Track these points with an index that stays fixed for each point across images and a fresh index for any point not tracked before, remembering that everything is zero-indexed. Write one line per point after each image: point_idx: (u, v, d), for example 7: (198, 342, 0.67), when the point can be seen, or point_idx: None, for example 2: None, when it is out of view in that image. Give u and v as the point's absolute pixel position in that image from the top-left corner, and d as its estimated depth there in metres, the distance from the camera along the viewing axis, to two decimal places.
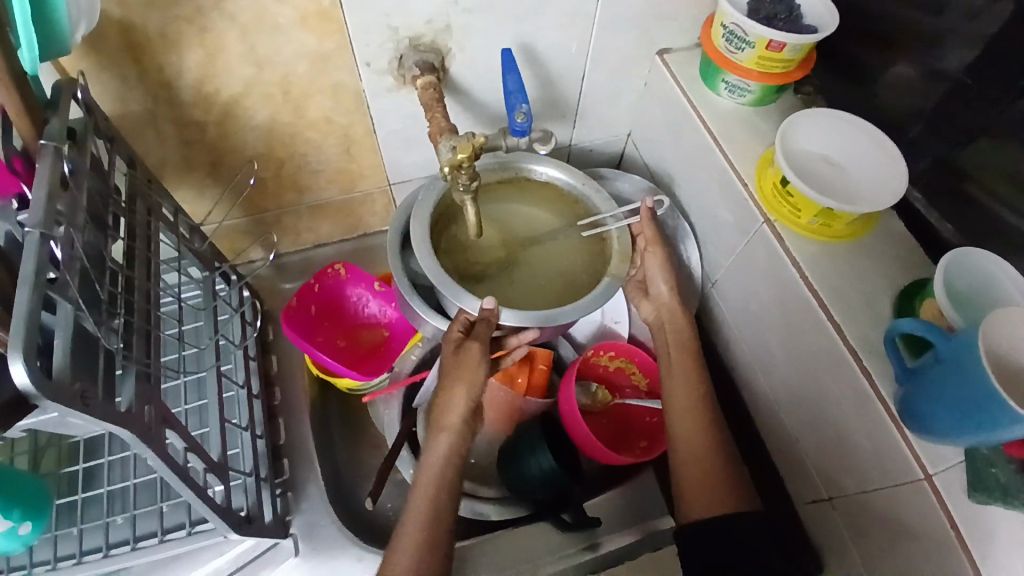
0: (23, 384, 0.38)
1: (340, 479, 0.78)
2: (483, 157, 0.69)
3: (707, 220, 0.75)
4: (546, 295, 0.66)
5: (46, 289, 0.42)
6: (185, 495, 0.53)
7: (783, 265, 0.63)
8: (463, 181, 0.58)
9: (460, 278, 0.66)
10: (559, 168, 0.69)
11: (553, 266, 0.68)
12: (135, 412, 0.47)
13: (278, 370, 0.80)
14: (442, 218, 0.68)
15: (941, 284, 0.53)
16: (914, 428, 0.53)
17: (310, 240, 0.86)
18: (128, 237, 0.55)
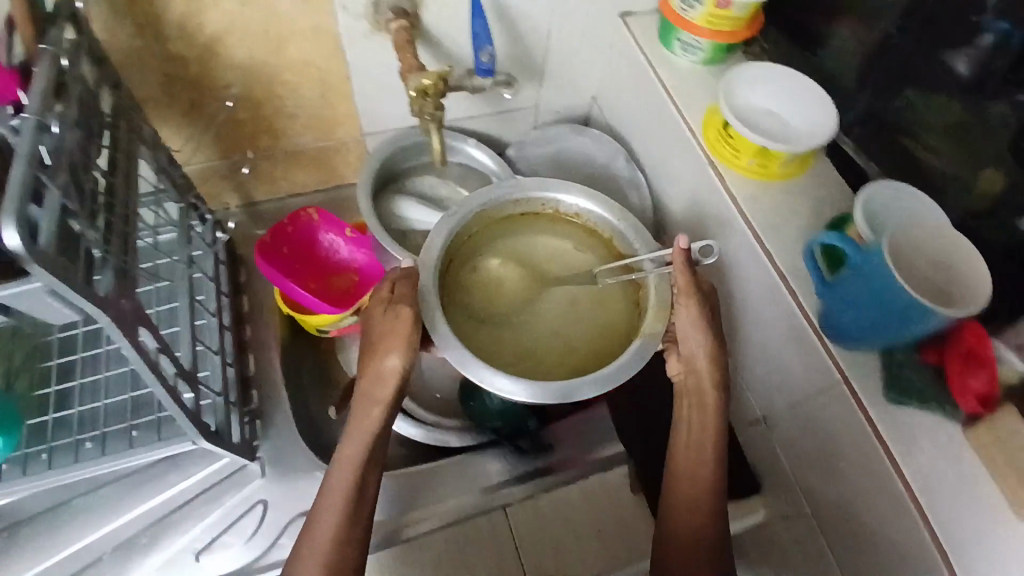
0: (14, 249, 0.41)
1: (310, 413, 0.81)
2: (508, 190, 0.71)
3: (663, 171, 0.80)
4: (570, 341, 0.68)
5: (38, 171, 0.46)
6: (155, 389, 0.56)
7: (724, 202, 0.69)
8: (428, 108, 0.63)
9: (480, 318, 0.68)
10: (591, 200, 0.72)
11: (578, 318, 0.69)
12: (113, 298, 0.50)
13: (249, 309, 0.83)
14: (466, 249, 0.71)
15: (862, 211, 0.59)
16: (831, 333, 0.59)
17: (285, 189, 0.89)
18: (113, 149, 0.59)
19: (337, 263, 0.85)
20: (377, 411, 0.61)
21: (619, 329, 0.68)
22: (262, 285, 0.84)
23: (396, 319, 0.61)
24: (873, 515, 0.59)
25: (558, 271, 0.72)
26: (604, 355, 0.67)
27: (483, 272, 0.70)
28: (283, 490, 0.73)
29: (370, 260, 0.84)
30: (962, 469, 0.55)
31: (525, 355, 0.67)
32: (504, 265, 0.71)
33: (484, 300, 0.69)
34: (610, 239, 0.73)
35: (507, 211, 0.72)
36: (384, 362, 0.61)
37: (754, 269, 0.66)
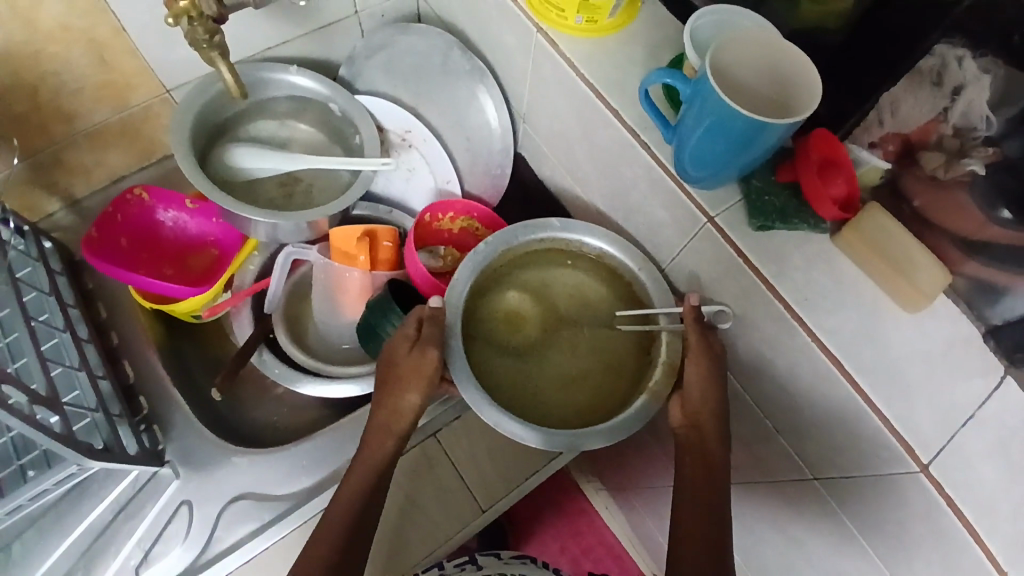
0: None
1: (211, 401, 0.77)
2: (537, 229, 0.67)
3: (498, 52, 0.74)
4: (582, 388, 0.66)
5: None
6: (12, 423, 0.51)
7: (562, 69, 0.65)
8: (201, 33, 0.57)
9: (496, 355, 0.66)
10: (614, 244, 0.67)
11: (590, 359, 0.67)
12: None
13: (109, 315, 0.75)
14: (489, 279, 0.68)
15: (689, 43, 0.56)
16: (688, 175, 0.58)
17: (105, 176, 0.80)
18: None
19: (188, 241, 0.79)
20: (391, 443, 0.62)
21: (629, 373, 0.66)
22: (115, 287, 0.77)
23: (422, 363, 0.61)
24: (763, 342, 0.61)
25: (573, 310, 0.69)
26: (608, 403, 0.65)
27: (498, 306, 0.67)
28: (203, 485, 0.70)
29: (224, 226, 0.79)
30: (831, 276, 0.57)
31: (534, 402, 0.65)
32: (524, 301, 0.67)
33: (500, 337, 0.66)
34: (631, 290, 0.68)
35: (535, 247, 0.69)
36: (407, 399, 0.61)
37: (609, 131, 0.64)
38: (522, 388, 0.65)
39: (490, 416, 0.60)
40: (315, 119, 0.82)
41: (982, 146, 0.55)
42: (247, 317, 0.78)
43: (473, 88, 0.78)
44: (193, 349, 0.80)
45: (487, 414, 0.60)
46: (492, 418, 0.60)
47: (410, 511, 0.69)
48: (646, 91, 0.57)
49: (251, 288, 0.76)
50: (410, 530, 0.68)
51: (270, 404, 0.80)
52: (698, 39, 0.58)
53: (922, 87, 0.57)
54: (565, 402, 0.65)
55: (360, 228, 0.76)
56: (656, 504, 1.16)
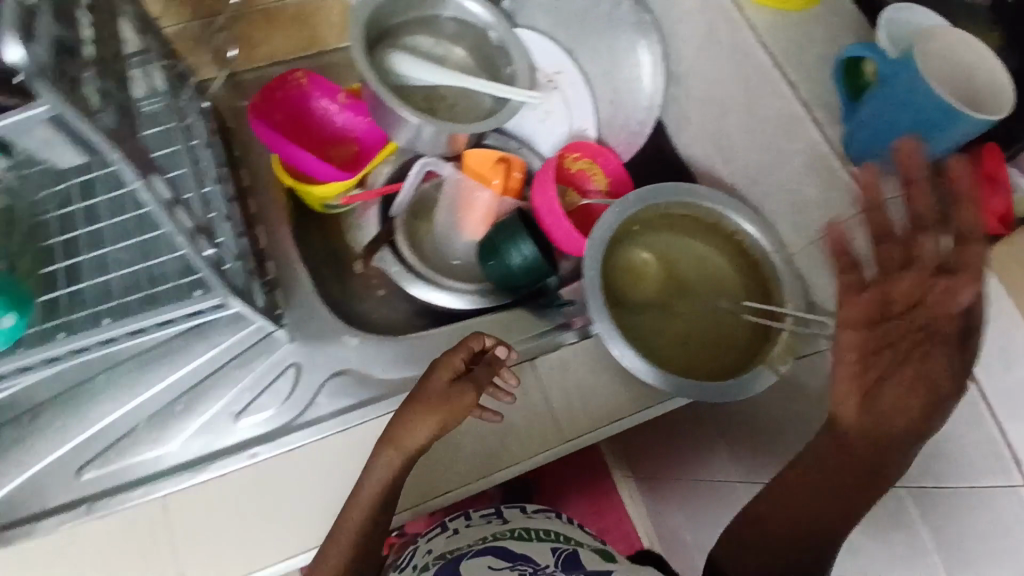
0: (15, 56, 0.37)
1: (325, 284, 0.81)
2: (682, 190, 0.71)
3: (670, 13, 0.76)
4: (692, 347, 0.71)
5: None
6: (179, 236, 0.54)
7: (743, 36, 0.66)
8: None
9: (619, 302, 0.71)
10: (755, 223, 0.70)
11: (699, 324, 0.72)
12: (123, 132, 0.46)
13: (250, 184, 0.79)
14: (626, 231, 0.72)
15: (891, 42, 0.59)
16: (855, 154, 0.60)
17: (265, 56, 0.84)
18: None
19: (333, 134, 0.82)
20: (400, 463, 0.61)
21: (738, 346, 0.70)
22: (258, 159, 0.80)
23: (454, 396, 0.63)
24: None
25: (696, 278, 0.74)
26: (715, 367, 0.69)
27: (629, 257, 0.72)
28: (313, 353, 0.74)
29: (370, 126, 0.82)
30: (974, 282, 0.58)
31: (644, 348, 0.69)
32: (653, 262, 0.73)
33: (623, 285, 0.72)
34: (758, 270, 0.71)
35: (675, 210, 0.73)
36: (422, 424, 0.61)
37: (776, 102, 0.65)
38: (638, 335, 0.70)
39: (617, 347, 0.65)
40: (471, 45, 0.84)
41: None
42: (373, 213, 0.84)
43: (634, 42, 0.79)
44: (315, 235, 0.84)
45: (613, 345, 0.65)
46: (618, 348, 0.65)
47: (491, 430, 0.68)
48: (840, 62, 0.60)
49: (383, 188, 0.81)
50: (488, 449, 0.68)
51: (370, 304, 0.82)
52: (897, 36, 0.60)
53: None
54: (676, 354, 0.70)
55: (498, 154, 0.79)
56: (689, 495, 1.18)
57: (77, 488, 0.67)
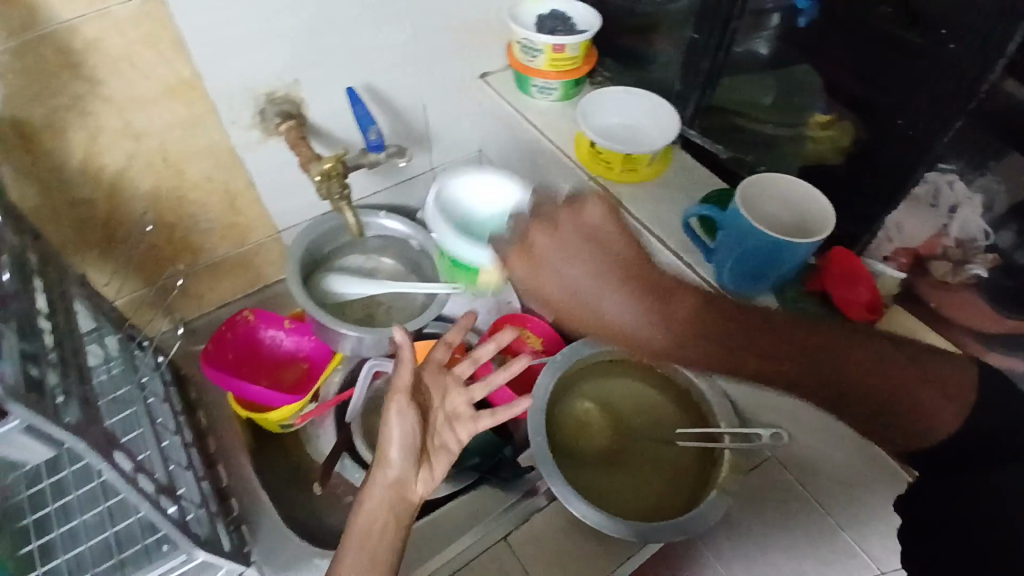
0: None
1: (295, 510, 0.82)
2: (610, 338, 0.79)
3: (554, 195, 0.89)
4: (648, 487, 0.74)
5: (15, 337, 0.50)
6: (140, 505, 0.58)
7: (612, 207, 0.79)
8: (336, 186, 0.72)
9: (569, 466, 0.75)
10: (672, 355, 0.77)
11: (653, 460, 0.76)
12: (83, 424, 0.52)
13: (208, 423, 0.84)
14: (564, 387, 0.79)
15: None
16: (743, 289, 0.68)
17: (213, 302, 0.92)
18: (50, 310, 0.59)
19: (283, 357, 0.89)
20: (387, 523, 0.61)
21: (688, 480, 0.73)
22: (213, 399, 0.87)
23: (437, 466, 0.65)
24: None
25: (636, 418, 0.79)
26: (677, 500, 0.72)
27: (570, 414, 0.78)
28: None
29: (317, 343, 0.89)
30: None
31: (595, 495, 0.73)
32: (597, 410, 0.79)
33: (572, 443, 0.76)
34: (687, 390, 0.77)
35: (599, 360, 0.80)
36: (406, 417, 0.64)
37: (654, 254, 0.76)
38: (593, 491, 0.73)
39: (574, 501, 0.68)
40: (396, 252, 0.95)
41: (983, 253, 0.62)
42: (329, 424, 0.88)
43: None
44: (277, 461, 0.86)
45: (560, 490, 0.68)
46: (576, 504, 0.68)
47: None
48: (689, 221, 0.72)
49: (336, 397, 0.84)
50: None
51: (341, 512, 0.83)
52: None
53: (921, 208, 0.64)
54: (637, 496, 0.73)
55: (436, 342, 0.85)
56: None
57: None
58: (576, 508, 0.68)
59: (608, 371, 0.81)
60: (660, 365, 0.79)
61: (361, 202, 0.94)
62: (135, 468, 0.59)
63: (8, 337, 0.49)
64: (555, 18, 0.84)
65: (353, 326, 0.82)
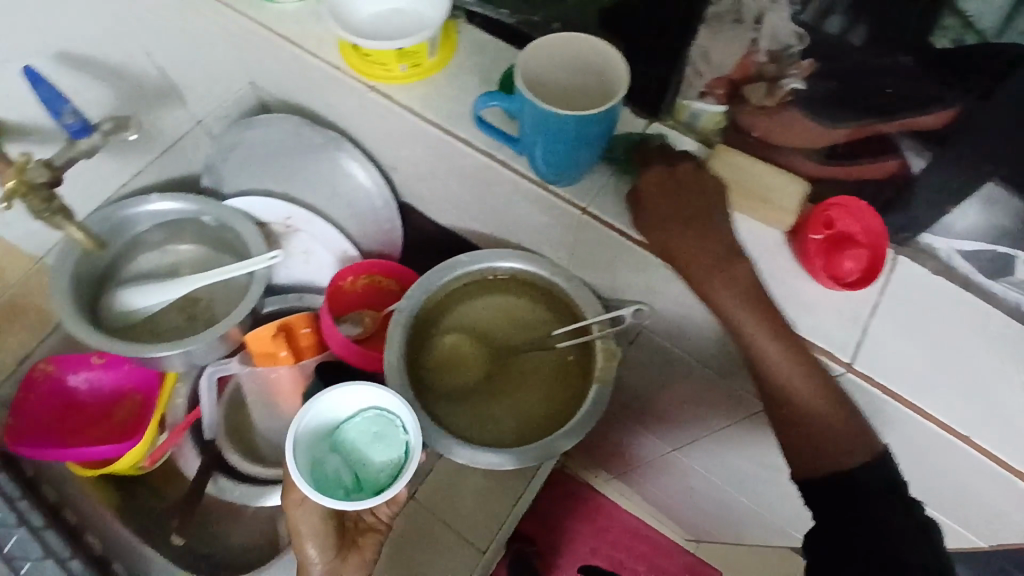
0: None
1: (191, 547, 0.75)
2: (454, 262, 0.72)
3: (348, 118, 0.76)
4: (536, 399, 0.71)
5: None
6: None
7: (407, 118, 0.67)
8: (38, 204, 0.60)
9: (454, 407, 0.70)
10: (521, 261, 0.72)
11: (535, 370, 0.72)
12: None
13: (58, 495, 0.74)
14: (424, 327, 0.73)
15: (366, 411, 0.67)
16: (560, 178, 0.61)
17: (10, 364, 0.76)
18: None
19: (109, 397, 0.78)
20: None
21: (575, 377, 0.71)
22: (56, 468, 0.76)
23: (366, 548, 0.70)
24: (674, 301, 0.64)
25: (508, 332, 0.74)
26: (566, 404, 0.70)
27: (440, 354, 0.73)
28: None
29: (136, 372, 0.78)
30: (706, 196, 0.59)
31: (483, 428, 0.70)
32: (462, 339, 0.72)
33: (448, 382, 0.72)
34: (551, 290, 0.72)
35: (451, 287, 0.73)
36: (312, 509, 0.68)
37: (469, 160, 0.66)
38: (484, 426, 0.69)
39: (460, 453, 0.65)
40: (195, 236, 0.81)
41: (796, 62, 0.55)
42: (190, 447, 0.78)
43: (338, 156, 0.80)
44: (153, 504, 0.78)
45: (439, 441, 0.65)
46: (462, 455, 0.65)
47: None
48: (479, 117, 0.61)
49: (185, 421, 0.76)
50: None
51: (245, 526, 0.77)
52: (321, 410, 0.66)
53: (725, 28, 0.56)
54: (528, 415, 0.70)
55: (273, 326, 0.74)
56: (667, 485, 1.13)
57: None
58: (464, 457, 0.65)
59: (467, 293, 0.74)
60: (516, 272, 0.73)
61: (117, 193, 0.78)
62: None
63: None
64: None
65: (165, 344, 0.71)
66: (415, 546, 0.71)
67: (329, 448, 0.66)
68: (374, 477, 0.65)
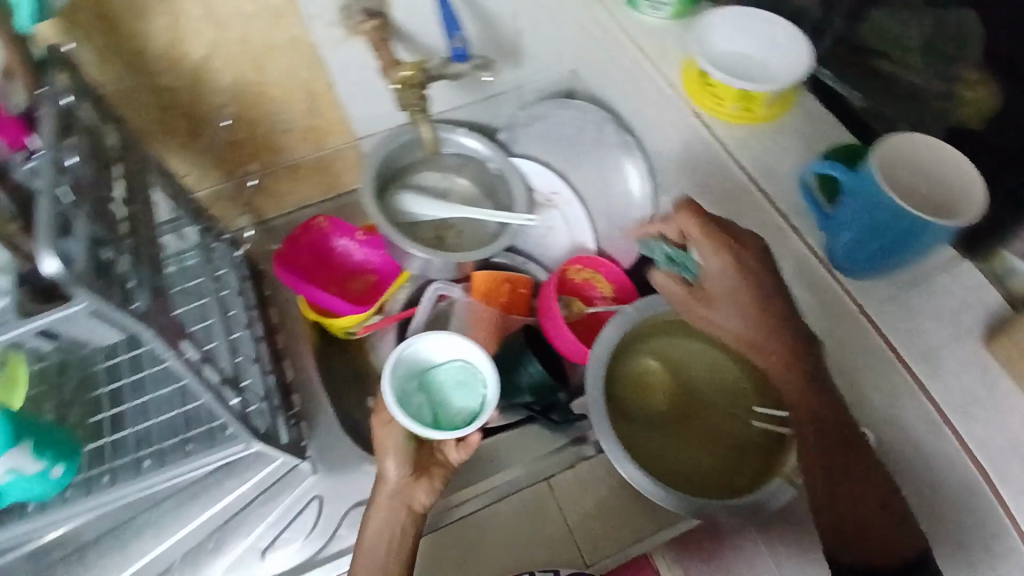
0: (52, 273, 0.43)
1: (351, 419, 0.84)
2: None
3: (654, 131, 0.81)
4: (704, 459, 0.70)
5: (83, 226, 0.47)
6: (206, 396, 0.57)
7: (719, 151, 0.70)
8: (414, 97, 0.70)
9: (628, 424, 0.72)
10: None
11: (714, 433, 0.72)
12: (152, 314, 0.51)
13: (278, 321, 0.85)
14: (634, 340, 0.75)
15: (456, 359, 0.71)
16: (851, 266, 0.61)
17: (291, 203, 0.90)
18: (129, 202, 0.56)
19: (353, 267, 0.89)
20: (387, 508, 0.64)
21: (753, 459, 0.69)
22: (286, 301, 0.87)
23: (436, 479, 0.66)
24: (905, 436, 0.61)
25: (705, 385, 0.74)
26: (731, 479, 0.69)
27: (635, 370, 0.74)
28: (336, 484, 0.75)
29: (384, 258, 0.89)
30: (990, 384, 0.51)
31: (645, 457, 0.70)
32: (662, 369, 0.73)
33: (631, 399, 0.73)
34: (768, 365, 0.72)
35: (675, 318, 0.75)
36: (398, 428, 0.65)
37: (759, 212, 0.67)
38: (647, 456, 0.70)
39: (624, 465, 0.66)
40: (474, 174, 0.90)
41: None
42: (390, 337, 0.88)
43: (621, 159, 0.86)
44: (337, 367, 0.88)
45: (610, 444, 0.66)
46: (626, 468, 0.66)
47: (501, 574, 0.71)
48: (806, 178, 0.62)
49: (400, 314, 0.85)
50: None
51: None
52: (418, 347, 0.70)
53: None
54: (690, 469, 0.70)
55: (501, 274, 0.85)
56: None
57: None
58: (627, 473, 0.66)
59: (683, 331, 0.76)
60: None
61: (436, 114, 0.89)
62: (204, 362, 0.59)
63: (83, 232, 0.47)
64: None
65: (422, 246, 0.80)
66: (534, 523, 0.73)
67: (418, 386, 0.69)
68: (453, 423, 0.68)
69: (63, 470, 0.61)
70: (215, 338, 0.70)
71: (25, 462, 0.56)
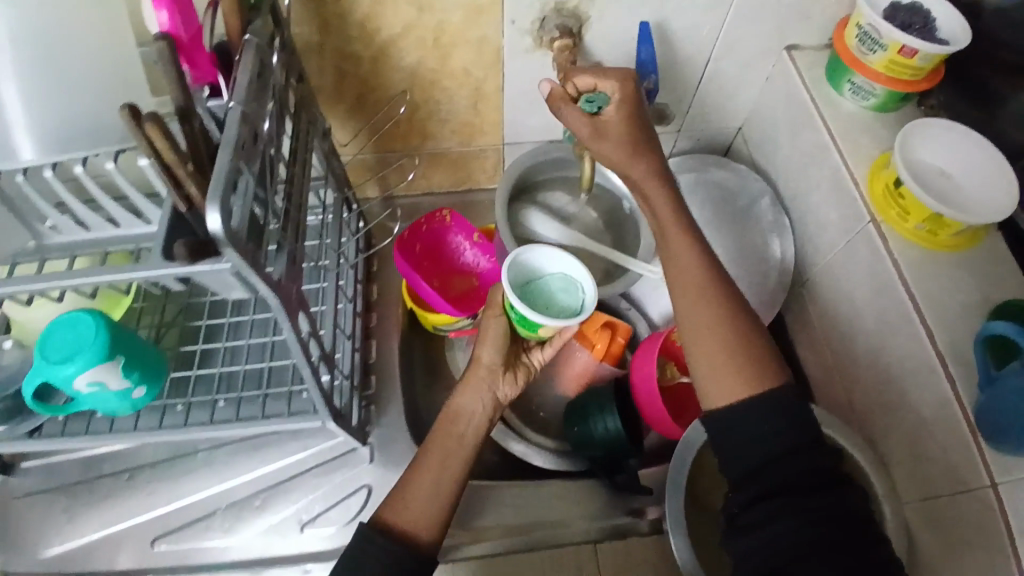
0: (215, 231, 0.42)
1: (418, 412, 0.84)
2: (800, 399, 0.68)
3: (811, 219, 0.76)
4: None
5: (247, 186, 0.47)
6: (305, 371, 0.57)
7: (884, 265, 0.65)
8: None
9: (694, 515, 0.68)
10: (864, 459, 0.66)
11: None
12: (284, 282, 0.51)
13: (378, 297, 0.85)
14: None
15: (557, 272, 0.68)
16: (999, 438, 0.54)
17: (421, 188, 0.90)
18: (291, 162, 0.57)
19: (460, 266, 0.87)
20: (474, 388, 0.67)
21: None
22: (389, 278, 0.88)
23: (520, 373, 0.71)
24: None
25: None
26: None
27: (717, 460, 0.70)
28: (388, 478, 0.73)
29: (491, 267, 0.87)
30: None
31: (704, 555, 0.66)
32: None
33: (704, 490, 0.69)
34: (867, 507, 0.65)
35: None
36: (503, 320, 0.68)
37: (912, 343, 0.62)
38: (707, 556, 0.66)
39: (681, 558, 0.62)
40: (604, 209, 0.87)
41: None
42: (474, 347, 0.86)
43: (767, 237, 0.81)
44: (418, 356, 0.88)
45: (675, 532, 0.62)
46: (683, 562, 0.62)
47: None
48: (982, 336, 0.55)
49: None
50: None
51: None
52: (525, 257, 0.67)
53: None
54: None
55: (605, 319, 0.81)
56: None
57: (150, 556, 0.69)
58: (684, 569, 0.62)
59: None
60: None
61: None
62: (310, 334, 0.59)
63: (247, 191, 0.47)
64: (917, 13, 0.67)
65: None
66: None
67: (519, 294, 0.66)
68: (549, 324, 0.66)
69: (145, 389, 0.66)
70: (323, 303, 0.72)
71: (111, 377, 0.61)
